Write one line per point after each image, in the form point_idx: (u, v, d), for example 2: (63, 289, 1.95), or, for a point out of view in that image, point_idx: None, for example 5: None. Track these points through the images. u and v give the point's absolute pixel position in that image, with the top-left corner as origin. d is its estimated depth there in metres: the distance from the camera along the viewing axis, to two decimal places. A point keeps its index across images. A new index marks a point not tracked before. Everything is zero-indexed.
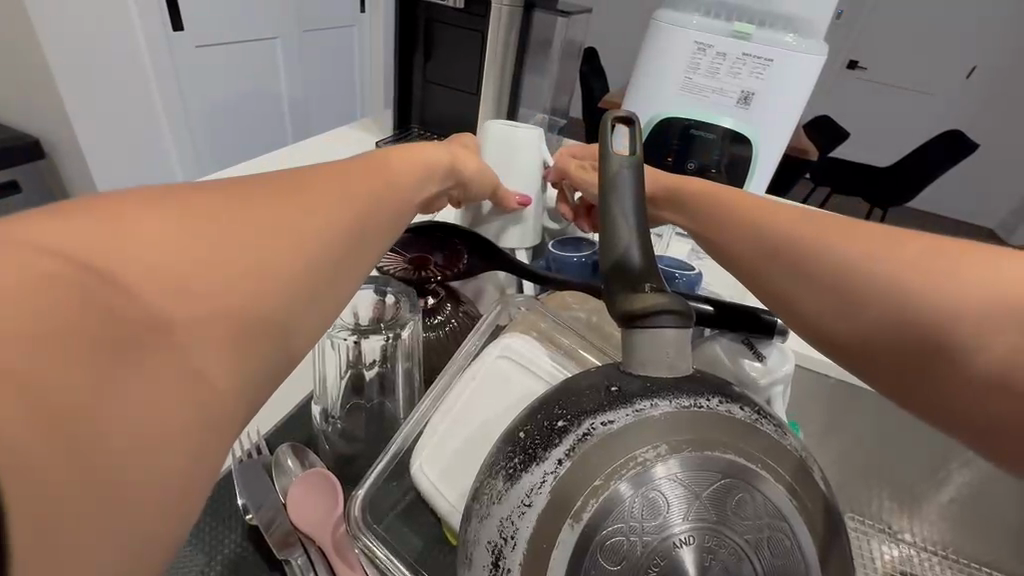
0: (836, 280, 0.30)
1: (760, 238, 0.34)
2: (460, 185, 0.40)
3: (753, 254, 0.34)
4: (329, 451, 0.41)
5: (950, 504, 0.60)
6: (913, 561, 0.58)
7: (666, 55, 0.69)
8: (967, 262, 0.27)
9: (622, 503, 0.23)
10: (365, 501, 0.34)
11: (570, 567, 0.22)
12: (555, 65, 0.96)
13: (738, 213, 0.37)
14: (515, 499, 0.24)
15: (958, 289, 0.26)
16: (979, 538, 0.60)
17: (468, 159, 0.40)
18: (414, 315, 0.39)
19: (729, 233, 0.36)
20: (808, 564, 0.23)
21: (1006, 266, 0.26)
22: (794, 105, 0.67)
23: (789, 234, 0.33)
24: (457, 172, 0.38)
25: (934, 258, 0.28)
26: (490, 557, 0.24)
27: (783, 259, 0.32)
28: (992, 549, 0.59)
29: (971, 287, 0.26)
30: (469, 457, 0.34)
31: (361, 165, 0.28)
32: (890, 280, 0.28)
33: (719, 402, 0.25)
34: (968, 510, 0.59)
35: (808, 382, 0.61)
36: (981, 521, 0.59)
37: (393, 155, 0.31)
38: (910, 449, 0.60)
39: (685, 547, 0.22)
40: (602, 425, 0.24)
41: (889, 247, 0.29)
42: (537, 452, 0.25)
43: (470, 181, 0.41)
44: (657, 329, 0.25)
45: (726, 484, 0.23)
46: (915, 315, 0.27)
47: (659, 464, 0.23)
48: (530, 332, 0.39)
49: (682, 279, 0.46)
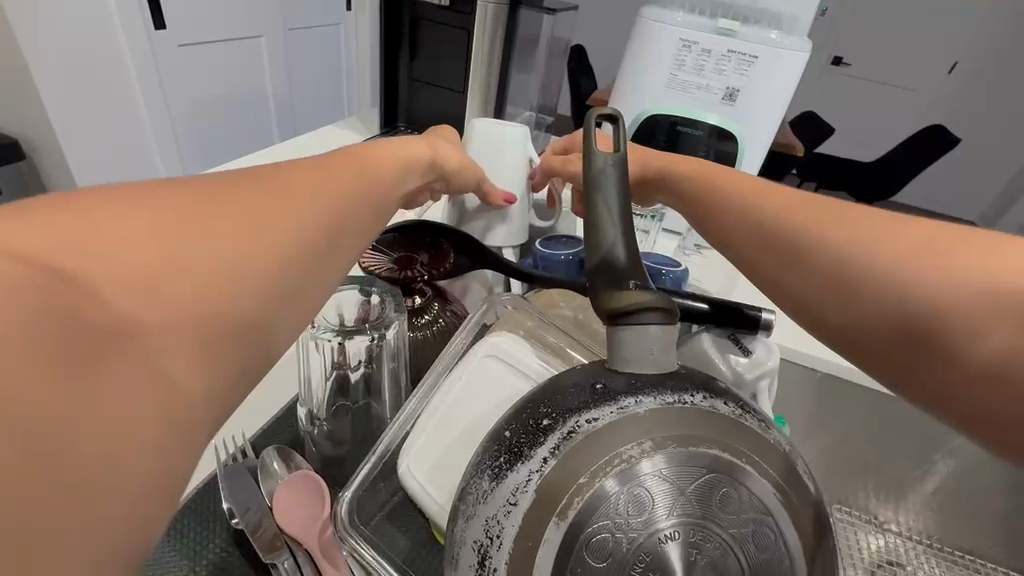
0: (833, 269, 0.30)
1: (758, 226, 0.34)
2: (444, 179, 0.39)
3: (745, 240, 0.34)
4: (316, 454, 0.40)
5: (935, 494, 0.61)
6: (898, 551, 0.58)
7: (651, 52, 0.69)
8: (963, 253, 0.27)
9: (607, 500, 0.23)
10: (353, 504, 0.34)
11: (556, 564, 0.22)
12: (542, 62, 0.96)
13: (736, 200, 0.36)
14: (501, 498, 0.24)
15: (937, 274, 0.27)
16: (964, 527, 0.60)
17: (450, 152, 0.39)
18: (399, 314, 0.39)
19: (727, 220, 0.36)
20: (791, 557, 0.23)
21: (1000, 257, 0.26)
22: (779, 101, 0.67)
23: (787, 222, 0.33)
24: (439, 166, 0.38)
25: (931, 248, 0.28)
26: (476, 557, 0.24)
27: (780, 247, 0.32)
28: (976, 538, 0.60)
29: (966, 278, 0.26)
30: (457, 457, 0.34)
31: (340, 161, 0.28)
32: (886, 272, 0.28)
33: (705, 398, 0.25)
34: (952, 499, 0.60)
35: (795, 376, 0.61)
36: (966, 510, 0.60)
37: (372, 151, 0.31)
38: (898, 441, 0.62)
39: (670, 542, 0.22)
40: (587, 423, 0.24)
41: (886, 238, 0.29)
42: (523, 451, 0.25)
43: (454, 175, 0.40)
44: (641, 326, 0.25)
45: (711, 479, 0.23)
46: (913, 306, 0.27)
47: (645, 460, 0.23)
48: (517, 330, 0.39)
49: (669, 275, 0.46)
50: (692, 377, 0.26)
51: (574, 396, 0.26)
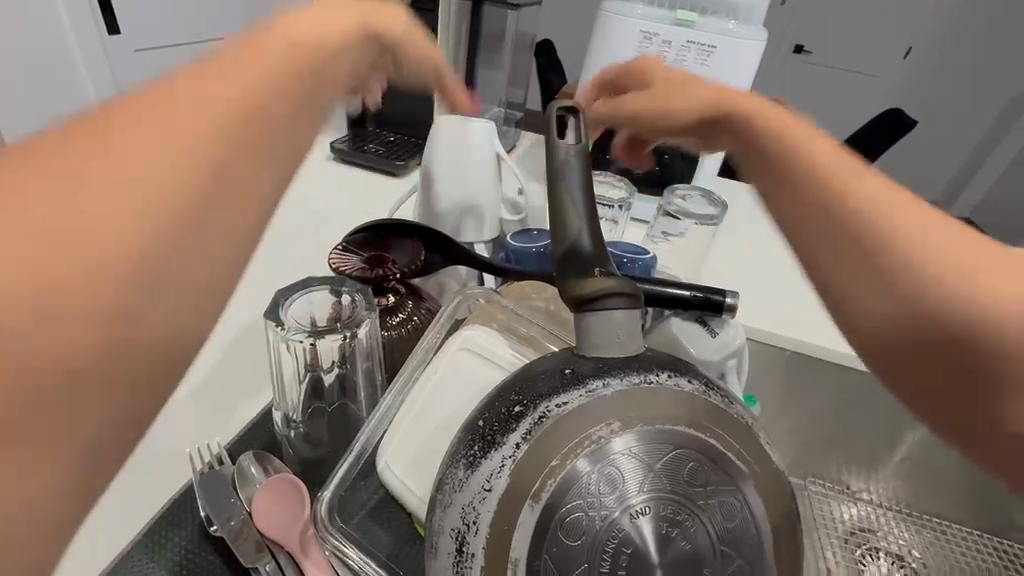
0: (844, 220, 0.28)
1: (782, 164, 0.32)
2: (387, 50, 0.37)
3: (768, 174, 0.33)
4: (293, 456, 0.41)
5: (903, 462, 0.64)
6: (869, 518, 0.60)
7: (614, 44, 0.70)
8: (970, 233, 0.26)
9: (580, 480, 0.23)
10: (332, 499, 0.34)
11: (532, 546, 0.23)
12: (510, 53, 0.94)
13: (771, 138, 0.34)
14: (475, 485, 0.25)
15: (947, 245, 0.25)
16: (931, 493, 0.64)
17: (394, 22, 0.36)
18: (370, 314, 0.39)
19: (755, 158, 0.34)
20: (758, 524, 0.24)
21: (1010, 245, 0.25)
22: (739, 89, 0.68)
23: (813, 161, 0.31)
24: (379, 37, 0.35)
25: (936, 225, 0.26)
26: (454, 545, 0.25)
27: (798, 187, 0.31)
28: (941, 503, 0.64)
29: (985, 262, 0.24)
30: (434, 450, 0.34)
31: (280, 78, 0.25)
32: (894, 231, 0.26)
33: (670, 375, 0.26)
34: (919, 466, 0.63)
35: (762, 355, 0.63)
36: (933, 477, 0.63)
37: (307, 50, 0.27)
38: (871, 415, 0.64)
39: (642, 518, 0.23)
40: (557, 407, 0.25)
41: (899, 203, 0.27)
42: (495, 438, 0.25)
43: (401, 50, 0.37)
44: (608, 311, 0.26)
45: (679, 455, 0.24)
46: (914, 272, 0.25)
47: (614, 440, 0.24)
48: (489, 323, 0.39)
49: (636, 262, 0.47)
50: (658, 359, 0.27)
51: (544, 382, 0.26)
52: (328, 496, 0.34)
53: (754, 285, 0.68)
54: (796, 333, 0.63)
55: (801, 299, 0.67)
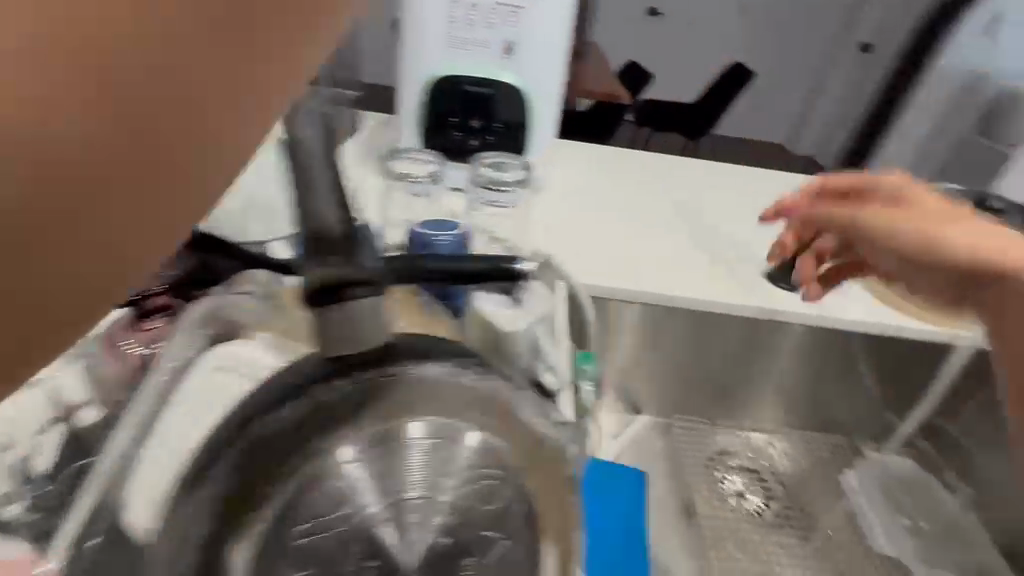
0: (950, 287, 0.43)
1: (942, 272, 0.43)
2: None
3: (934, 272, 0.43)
4: (28, 526, 0.34)
5: (776, 385, 0.72)
6: (749, 447, 0.72)
7: (421, 14, 0.66)
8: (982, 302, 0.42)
9: (324, 484, 0.29)
10: (166, 512, 0.28)
11: (261, 550, 0.28)
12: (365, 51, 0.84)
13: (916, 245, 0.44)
14: (201, 495, 0.27)
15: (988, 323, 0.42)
16: (799, 405, 0.73)
17: None
18: (119, 337, 0.39)
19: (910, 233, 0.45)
20: (502, 487, 0.31)
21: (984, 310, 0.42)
22: (556, 43, 0.68)
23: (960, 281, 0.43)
24: None
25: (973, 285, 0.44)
26: (198, 558, 0.27)
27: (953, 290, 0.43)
28: (811, 411, 0.73)
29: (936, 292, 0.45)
30: (158, 476, 0.29)
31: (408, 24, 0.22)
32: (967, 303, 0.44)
33: (455, 366, 0.31)
34: (790, 384, 0.71)
35: (606, 309, 0.65)
36: (797, 389, 0.72)
37: None
38: (737, 348, 0.69)
39: (375, 510, 0.29)
40: (277, 418, 0.28)
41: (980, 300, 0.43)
42: (225, 448, 0.28)
43: None
44: (352, 302, 0.26)
45: (434, 446, 0.30)
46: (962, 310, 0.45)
47: (350, 449, 0.29)
48: (267, 313, 0.33)
49: (444, 242, 0.44)
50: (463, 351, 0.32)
51: (341, 384, 0.29)
52: (177, 499, 0.28)
53: (596, 245, 0.69)
54: (637, 287, 0.65)
55: (640, 251, 0.69)
